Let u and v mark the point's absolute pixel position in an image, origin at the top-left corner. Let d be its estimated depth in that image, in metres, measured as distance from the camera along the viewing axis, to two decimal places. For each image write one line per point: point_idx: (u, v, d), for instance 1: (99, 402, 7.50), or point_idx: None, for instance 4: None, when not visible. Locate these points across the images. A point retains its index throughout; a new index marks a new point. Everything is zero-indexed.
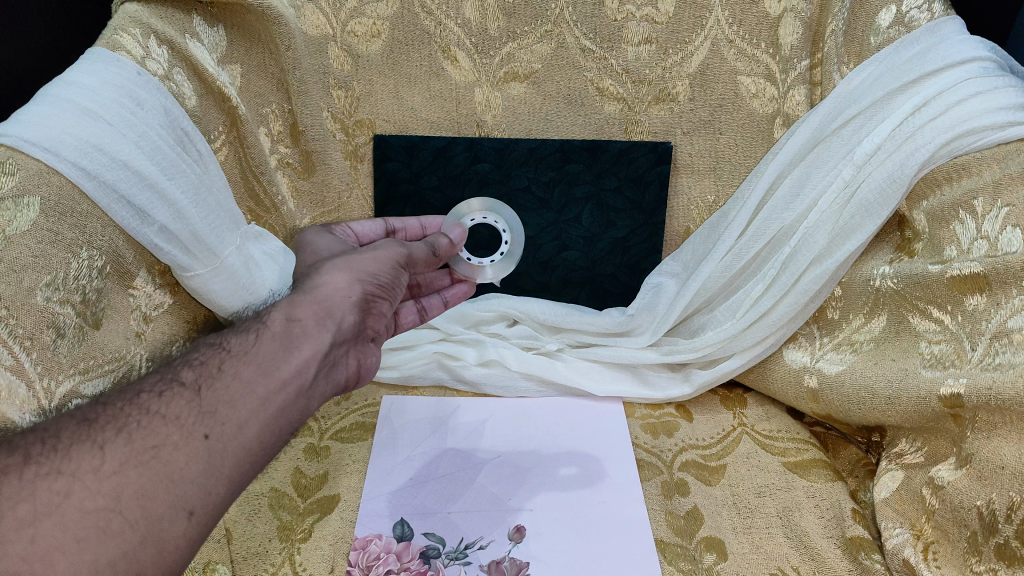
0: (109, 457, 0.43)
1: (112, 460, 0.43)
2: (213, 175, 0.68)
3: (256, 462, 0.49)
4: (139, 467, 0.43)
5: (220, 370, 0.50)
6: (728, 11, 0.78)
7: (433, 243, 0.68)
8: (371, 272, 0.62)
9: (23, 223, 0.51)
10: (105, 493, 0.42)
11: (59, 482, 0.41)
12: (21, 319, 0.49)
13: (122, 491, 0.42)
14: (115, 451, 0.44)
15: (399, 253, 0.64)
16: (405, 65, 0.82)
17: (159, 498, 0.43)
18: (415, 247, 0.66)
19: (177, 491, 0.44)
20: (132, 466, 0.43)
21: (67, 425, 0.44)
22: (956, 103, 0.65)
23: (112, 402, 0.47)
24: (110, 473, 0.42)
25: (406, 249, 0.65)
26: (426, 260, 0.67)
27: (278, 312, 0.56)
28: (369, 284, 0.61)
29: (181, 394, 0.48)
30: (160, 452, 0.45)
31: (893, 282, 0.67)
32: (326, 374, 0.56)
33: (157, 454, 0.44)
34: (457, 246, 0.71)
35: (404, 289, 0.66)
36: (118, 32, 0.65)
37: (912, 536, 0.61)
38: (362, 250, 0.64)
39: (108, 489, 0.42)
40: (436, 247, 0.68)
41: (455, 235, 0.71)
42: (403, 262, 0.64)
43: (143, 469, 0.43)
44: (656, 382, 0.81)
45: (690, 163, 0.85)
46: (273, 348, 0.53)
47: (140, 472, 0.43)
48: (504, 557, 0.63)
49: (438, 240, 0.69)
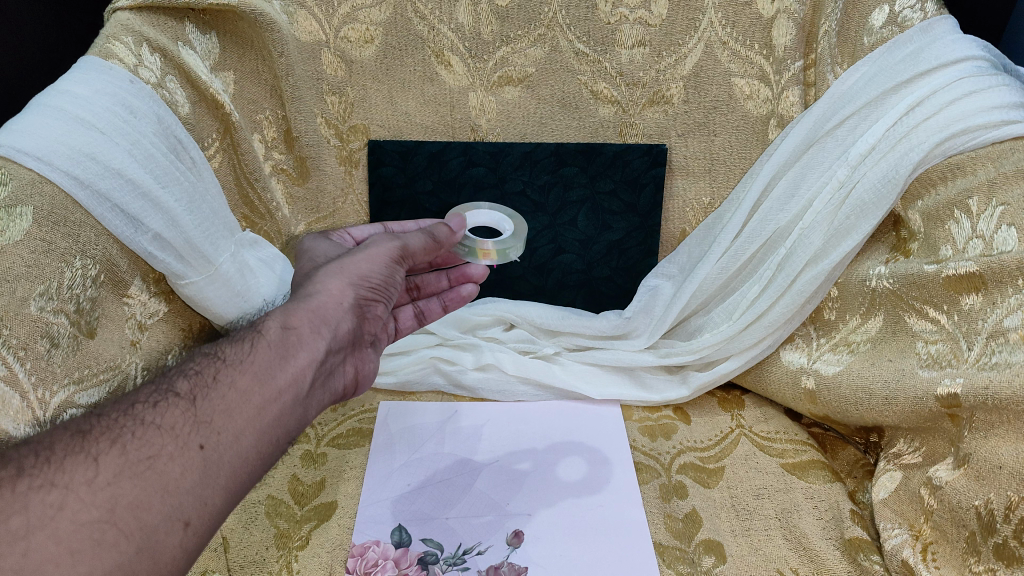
0: (102, 468, 0.43)
1: (104, 471, 0.43)
2: (206, 181, 0.68)
3: (253, 471, 0.49)
4: (134, 477, 0.43)
5: (216, 380, 0.50)
6: (722, 12, 0.78)
7: (432, 231, 0.68)
8: (364, 275, 0.62)
9: (16, 233, 0.51)
10: (100, 504, 0.41)
11: (53, 494, 0.41)
12: (14, 329, 0.49)
13: (116, 502, 0.42)
14: (109, 462, 0.43)
15: (393, 249, 0.65)
16: (399, 70, 0.82)
17: (155, 508, 0.43)
18: (410, 237, 0.66)
19: (172, 502, 0.44)
20: (127, 477, 0.43)
21: (61, 437, 0.44)
22: (950, 103, 0.66)
23: (107, 414, 0.47)
24: (104, 484, 0.42)
25: (401, 242, 0.65)
26: (424, 248, 0.67)
27: (273, 321, 0.55)
28: (362, 287, 0.61)
29: (176, 404, 0.48)
30: (155, 462, 0.44)
31: (890, 282, 0.67)
32: (323, 381, 0.57)
33: (152, 464, 0.44)
34: (457, 232, 0.70)
35: (399, 285, 0.67)
36: (111, 40, 0.65)
37: (911, 537, 0.60)
38: (354, 252, 0.64)
39: (101, 500, 0.42)
40: (435, 235, 0.67)
41: (455, 223, 0.71)
42: (397, 257, 0.65)
43: (138, 479, 0.43)
44: (654, 384, 0.81)
45: (685, 165, 0.85)
46: (269, 357, 0.52)
47: (134, 483, 0.43)
48: (503, 562, 0.62)
49: (436, 228, 0.68)
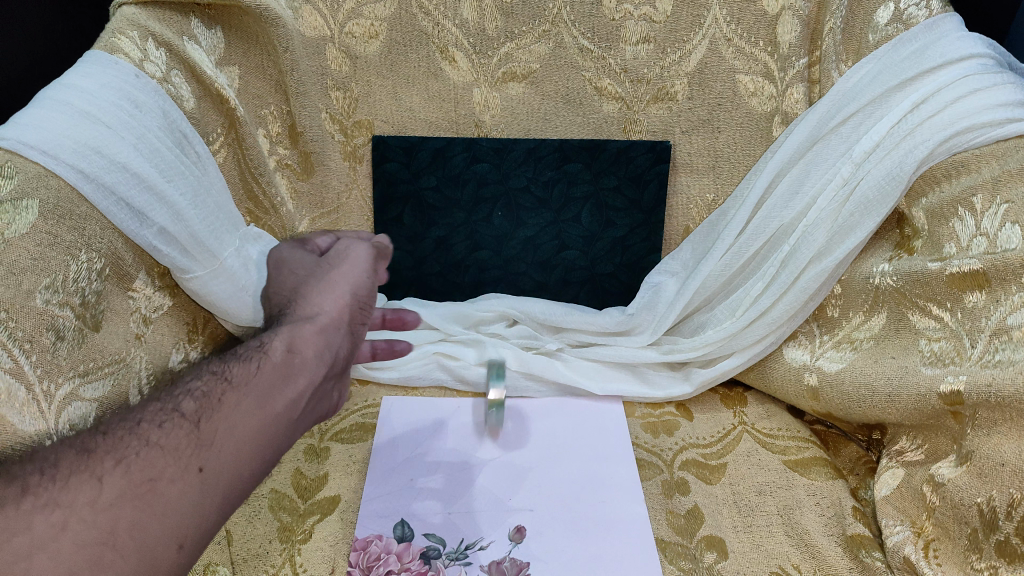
0: (106, 488, 0.43)
1: (108, 492, 0.43)
2: (211, 176, 0.68)
3: (245, 493, 0.50)
4: (135, 500, 0.44)
5: (221, 401, 0.51)
6: (725, 9, 0.78)
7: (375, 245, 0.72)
8: (354, 290, 0.65)
9: (21, 226, 0.51)
10: (101, 524, 0.42)
11: (55, 514, 0.41)
12: (20, 321, 0.49)
13: (118, 522, 0.42)
14: (114, 482, 0.44)
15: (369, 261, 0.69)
16: (403, 66, 0.82)
17: (154, 529, 0.43)
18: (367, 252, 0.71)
19: (170, 523, 0.44)
20: (129, 498, 0.43)
21: (66, 455, 0.44)
22: (955, 100, 0.66)
23: (112, 432, 0.47)
24: (107, 504, 0.42)
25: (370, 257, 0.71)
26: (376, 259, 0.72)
27: (278, 343, 0.57)
28: (354, 304, 0.65)
29: (182, 424, 0.49)
30: (158, 483, 0.45)
31: (893, 279, 0.67)
32: (314, 405, 0.59)
33: (155, 485, 0.45)
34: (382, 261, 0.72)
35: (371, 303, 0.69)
36: (116, 35, 0.65)
37: (912, 534, 0.61)
38: (336, 267, 0.67)
39: (103, 521, 0.42)
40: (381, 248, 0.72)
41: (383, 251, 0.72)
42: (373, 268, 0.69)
43: (140, 500, 0.44)
44: (656, 380, 0.81)
45: (689, 162, 0.85)
46: (273, 380, 0.54)
47: (136, 505, 0.43)
48: (505, 557, 0.62)
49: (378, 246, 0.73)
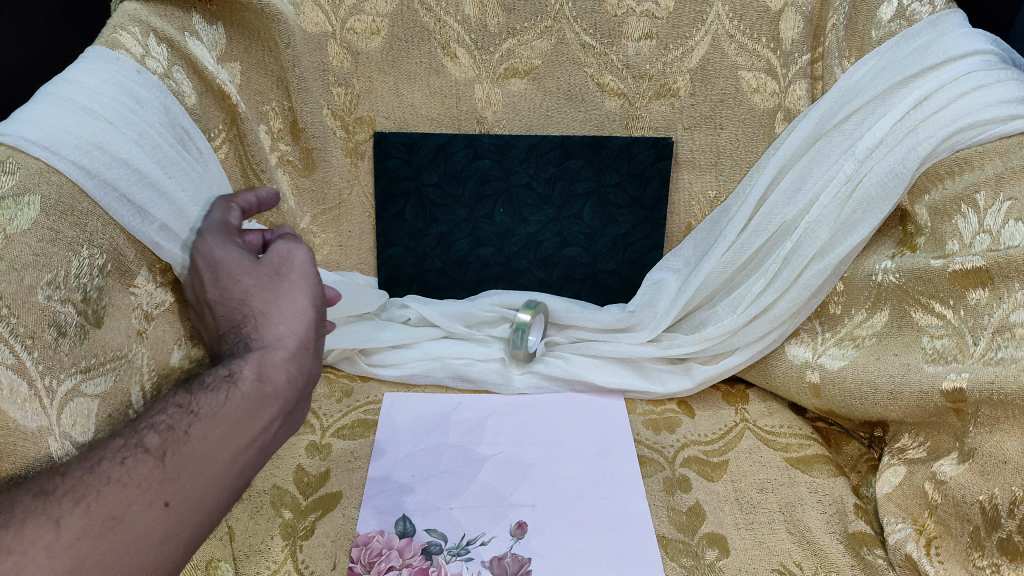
0: (65, 530, 0.40)
1: (67, 533, 0.40)
2: (212, 173, 0.69)
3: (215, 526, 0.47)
4: (99, 538, 0.41)
5: (187, 435, 0.46)
6: (728, 5, 0.78)
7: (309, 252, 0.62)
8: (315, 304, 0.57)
9: (23, 222, 0.51)
10: (61, 568, 0.39)
11: (11, 559, 0.38)
12: (22, 317, 0.49)
13: (79, 566, 0.40)
14: (72, 524, 0.41)
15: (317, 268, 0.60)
16: (405, 62, 0.82)
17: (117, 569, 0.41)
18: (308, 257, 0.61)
19: (135, 562, 0.42)
20: (89, 539, 0.41)
21: (23, 497, 0.41)
22: (958, 97, 0.65)
23: (72, 470, 0.43)
24: (66, 548, 0.40)
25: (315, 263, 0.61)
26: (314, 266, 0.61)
27: (248, 369, 0.50)
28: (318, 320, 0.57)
29: (145, 460, 0.44)
30: (120, 523, 0.42)
31: (896, 276, 0.67)
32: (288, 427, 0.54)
33: (116, 526, 0.42)
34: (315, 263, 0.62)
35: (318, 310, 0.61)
36: (117, 30, 0.65)
37: (914, 531, 0.60)
38: (287, 276, 0.57)
39: (60, 566, 0.39)
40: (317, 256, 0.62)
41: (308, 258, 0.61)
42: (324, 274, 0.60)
43: (102, 540, 0.41)
44: (657, 376, 0.81)
45: (691, 159, 0.85)
46: (244, 412, 0.48)
47: (97, 545, 0.41)
48: (507, 552, 0.62)
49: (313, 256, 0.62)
